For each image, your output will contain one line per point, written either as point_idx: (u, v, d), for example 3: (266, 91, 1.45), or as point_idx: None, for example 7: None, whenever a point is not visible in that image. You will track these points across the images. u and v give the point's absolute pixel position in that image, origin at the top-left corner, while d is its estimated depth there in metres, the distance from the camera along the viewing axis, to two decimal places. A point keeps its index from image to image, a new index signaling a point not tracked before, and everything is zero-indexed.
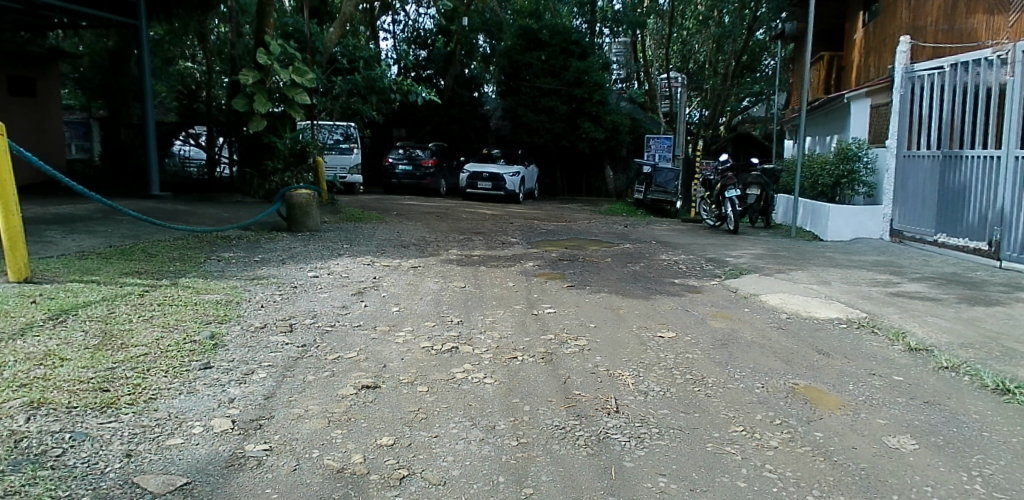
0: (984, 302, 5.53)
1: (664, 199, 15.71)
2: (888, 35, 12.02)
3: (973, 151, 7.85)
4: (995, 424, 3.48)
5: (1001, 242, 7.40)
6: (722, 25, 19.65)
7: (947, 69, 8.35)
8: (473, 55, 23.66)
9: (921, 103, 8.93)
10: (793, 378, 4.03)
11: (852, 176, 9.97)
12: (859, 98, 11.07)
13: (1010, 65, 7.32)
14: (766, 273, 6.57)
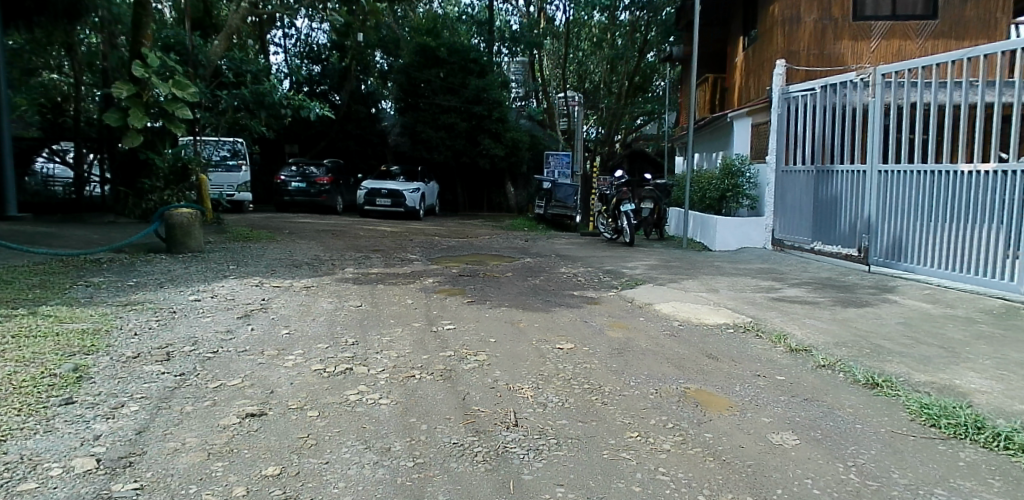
0: (855, 303, 5.96)
1: (563, 214, 15.93)
2: (768, 59, 12.41)
3: (842, 166, 8.50)
4: (867, 417, 3.78)
5: (869, 248, 8.06)
6: (615, 47, 20.70)
7: (817, 91, 9.03)
8: (370, 71, 23.26)
9: (796, 122, 9.59)
10: (684, 382, 4.15)
11: (737, 190, 10.60)
12: (741, 117, 11.77)
13: (870, 87, 8.03)
14: (660, 283, 6.79)
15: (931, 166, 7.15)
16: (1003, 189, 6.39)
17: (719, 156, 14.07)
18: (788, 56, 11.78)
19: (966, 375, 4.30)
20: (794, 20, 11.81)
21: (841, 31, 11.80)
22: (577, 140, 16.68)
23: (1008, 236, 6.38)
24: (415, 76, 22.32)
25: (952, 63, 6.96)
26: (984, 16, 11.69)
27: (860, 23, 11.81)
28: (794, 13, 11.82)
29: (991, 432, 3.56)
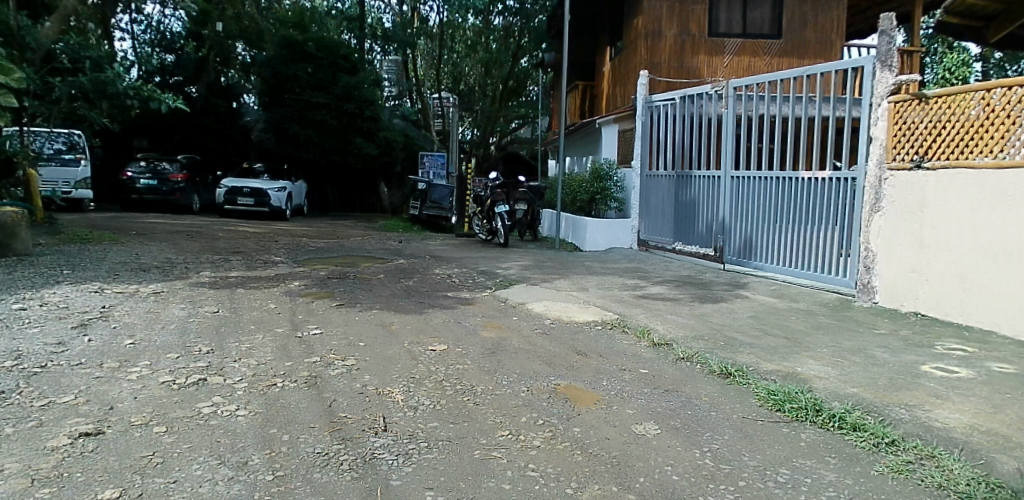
0: (711, 298, 6.39)
1: (438, 214, 15.91)
2: (633, 70, 13.14)
3: (699, 172, 9.11)
4: (721, 404, 4.05)
5: (724, 247, 8.69)
6: (489, 51, 21.47)
7: (677, 101, 9.63)
8: (230, 64, 22.47)
9: (658, 129, 10.18)
10: (555, 379, 4.24)
11: (604, 193, 11.05)
12: (608, 124, 12.31)
13: (724, 99, 8.70)
14: (532, 283, 6.92)
15: (777, 172, 7.86)
16: (837, 193, 7.15)
17: (589, 160, 14.57)
18: (650, 67, 12.64)
19: (806, 363, 4.73)
20: (656, 34, 12.63)
21: (698, 46, 12.74)
22: (451, 142, 16.69)
23: (841, 236, 7.15)
24: (282, 71, 21.19)
25: (793, 79, 7.71)
26: (821, 37, 12.89)
27: (715, 39, 12.78)
28: (656, 27, 12.64)
29: (826, 413, 3.95)
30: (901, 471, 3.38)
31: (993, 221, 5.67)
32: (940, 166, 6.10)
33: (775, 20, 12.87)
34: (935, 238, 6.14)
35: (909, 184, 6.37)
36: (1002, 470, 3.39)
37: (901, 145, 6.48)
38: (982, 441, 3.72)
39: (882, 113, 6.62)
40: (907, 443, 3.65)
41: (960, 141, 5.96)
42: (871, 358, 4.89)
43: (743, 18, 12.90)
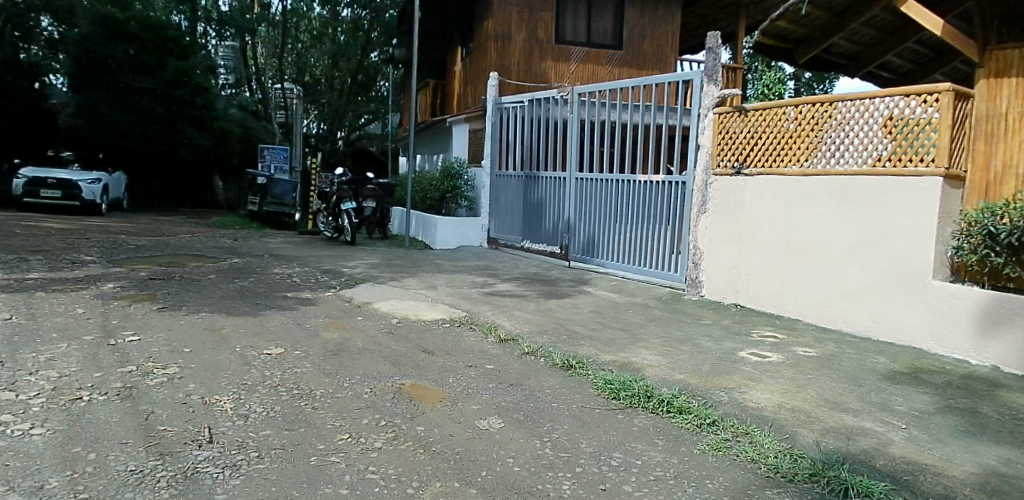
0: (555, 294, 6.64)
1: (280, 211, 15.18)
2: (483, 71, 13.37)
3: (546, 173, 9.46)
4: (563, 395, 4.20)
5: (569, 245, 9.09)
6: (336, 42, 21.57)
7: (525, 104, 9.92)
8: (31, 38, 18.99)
9: (507, 131, 10.43)
10: (400, 378, 4.18)
11: (455, 191, 11.14)
12: (458, 123, 12.28)
13: (570, 104, 9.08)
14: (379, 282, 6.79)
15: (617, 174, 8.32)
16: (670, 196, 7.69)
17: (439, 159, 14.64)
18: (500, 69, 12.98)
19: (641, 353, 5.05)
20: (506, 37, 12.98)
21: (546, 51, 13.23)
22: (296, 136, 15.92)
23: (672, 235, 7.71)
24: (96, 51, 19.01)
25: (631, 89, 8.20)
26: (658, 50, 13.85)
27: (562, 46, 13.32)
28: (506, 31, 12.99)
29: (657, 399, 4.23)
30: (720, 448, 3.71)
31: (798, 222, 6.45)
32: (757, 173, 6.81)
33: (617, 32, 13.63)
34: (752, 237, 6.87)
35: (731, 189, 7.05)
36: (802, 443, 3.86)
37: (725, 153, 7.14)
38: (787, 418, 4.20)
39: (708, 123, 7.25)
40: (725, 422, 4.01)
41: (773, 151, 6.71)
42: (698, 346, 5.32)
43: (587, 27, 13.54)
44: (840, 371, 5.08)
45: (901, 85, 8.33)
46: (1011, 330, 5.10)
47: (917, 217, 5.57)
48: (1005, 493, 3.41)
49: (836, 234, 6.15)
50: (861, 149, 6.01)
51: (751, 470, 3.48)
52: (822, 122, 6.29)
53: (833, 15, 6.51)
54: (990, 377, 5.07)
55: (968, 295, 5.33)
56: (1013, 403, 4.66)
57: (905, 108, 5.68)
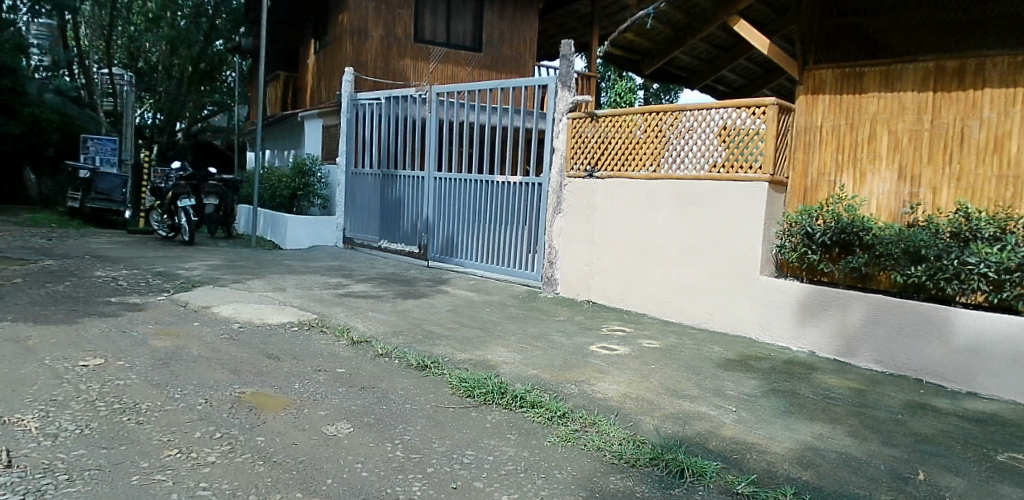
0: (411, 294, 6.62)
1: (107, 208, 13.83)
2: (337, 65, 13.00)
3: (404, 172, 9.39)
4: (416, 396, 4.17)
5: (428, 245, 9.10)
6: (177, 29, 18.89)
7: (382, 101, 9.79)
8: None
9: (363, 127, 10.25)
10: (240, 386, 3.94)
11: (307, 189, 10.74)
12: (312, 118, 11.86)
13: (428, 103, 9.06)
14: (220, 284, 6.38)
15: (476, 175, 8.40)
16: (526, 196, 7.89)
17: (291, 154, 14.02)
18: (356, 64, 12.67)
19: (497, 350, 5.13)
20: (362, 32, 12.73)
21: (404, 50, 13.11)
22: (126, 126, 14.53)
23: (529, 235, 7.93)
24: None
25: (489, 90, 8.32)
26: (516, 54, 14.22)
27: (421, 45, 13.26)
28: (362, 26, 12.73)
29: (510, 395, 4.31)
30: (569, 439, 3.84)
31: (644, 223, 6.87)
32: (607, 177, 7.17)
33: (476, 35, 13.80)
34: (603, 237, 7.21)
35: (583, 191, 7.37)
36: (644, 429, 4.09)
37: (578, 156, 7.44)
38: (631, 406, 4.44)
39: (563, 127, 7.53)
40: (575, 414, 4.16)
41: (621, 155, 7.09)
42: (551, 342, 5.49)
43: (447, 28, 13.59)
44: (680, 361, 5.46)
45: (733, 98, 9.11)
46: (826, 319, 5.80)
47: (747, 219, 6.11)
48: (816, 465, 3.83)
49: (676, 234, 6.63)
50: (698, 156, 6.50)
51: (598, 459, 3.64)
52: (665, 129, 6.73)
53: (674, 30, 6.99)
54: (808, 361, 5.71)
55: (790, 288, 5.96)
56: (825, 384, 5.25)
57: (737, 119, 6.20)
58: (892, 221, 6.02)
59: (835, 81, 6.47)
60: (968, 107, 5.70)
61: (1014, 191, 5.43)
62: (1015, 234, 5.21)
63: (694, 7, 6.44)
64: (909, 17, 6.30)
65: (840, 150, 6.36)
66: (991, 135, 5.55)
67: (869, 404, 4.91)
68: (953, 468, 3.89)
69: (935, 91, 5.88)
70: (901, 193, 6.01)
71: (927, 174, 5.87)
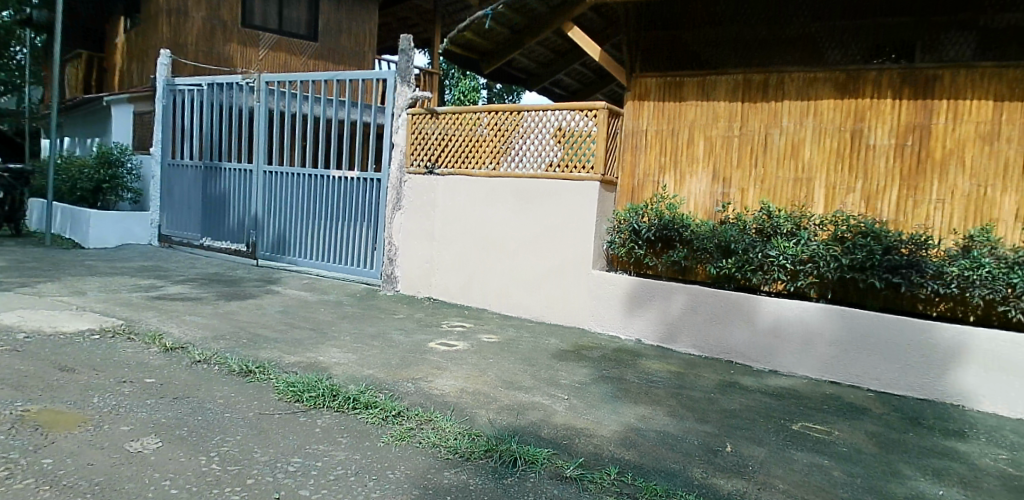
0: (237, 296, 6.27)
1: None
2: (151, 47, 11.91)
3: (230, 164, 8.84)
4: (237, 403, 3.94)
5: (257, 243, 8.67)
6: None
7: (204, 87, 9.13)
8: None
9: (182, 115, 9.50)
10: (24, 405, 3.49)
11: (114, 182, 9.81)
12: (120, 103, 10.77)
13: (255, 92, 8.58)
14: (3, 290, 5.61)
15: (311, 169, 8.09)
16: (363, 192, 7.74)
17: (94, 143, 12.65)
18: (174, 47, 11.69)
19: (328, 351, 4.99)
20: (180, 13, 11.76)
21: (230, 35, 12.31)
22: None
23: (365, 233, 7.80)
24: None
25: (325, 82, 8.03)
26: (354, 45, 13.92)
27: (249, 30, 12.53)
28: (180, 7, 11.76)
29: (342, 397, 4.20)
30: (404, 437, 3.81)
31: (483, 220, 7.00)
32: (447, 173, 7.22)
33: (311, 23, 13.29)
34: (444, 234, 7.26)
35: (422, 187, 7.38)
36: (479, 423, 4.16)
37: (418, 152, 7.43)
38: (467, 401, 4.50)
39: (401, 123, 7.49)
40: (410, 412, 4.14)
41: (461, 153, 7.18)
42: (388, 340, 5.45)
43: (279, 13, 12.95)
44: (517, 353, 5.64)
45: (569, 100, 9.52)
46: (650, 309, 6.26)
47: (579, 216, 6.44)
48: (638, 444, 4.12)
49: (510, 231, 6.84)
50: (535, 155, 6.73)
51: (433, 455, 3.64)
52: (504, 128, 6.88)
53: (513, 32, 7.11)
54: (635, 348, 6.14)
55: (618, 281, 6.36)
56: (648, 369, 5.67)
57: (571, 121, 6.51)
58: (707, 217, 6.63)
59: (659, 88, 6.96)
60: (770, 116, 6.40)
61: (807, 193, 6.21)
62: (807, 229, 5.94)
63: (530, 10, 6.64)
64: (716, 32, 6.77)
65: (663, 152, 6.88)
66: (788, 142, 6.30)
67: (686, 385, 5.36)
68: (754, 438, 4.36)
69: (743, 101, 6.54)
70: (714, 193, 6.62)
71: (736, 176, 6.52)
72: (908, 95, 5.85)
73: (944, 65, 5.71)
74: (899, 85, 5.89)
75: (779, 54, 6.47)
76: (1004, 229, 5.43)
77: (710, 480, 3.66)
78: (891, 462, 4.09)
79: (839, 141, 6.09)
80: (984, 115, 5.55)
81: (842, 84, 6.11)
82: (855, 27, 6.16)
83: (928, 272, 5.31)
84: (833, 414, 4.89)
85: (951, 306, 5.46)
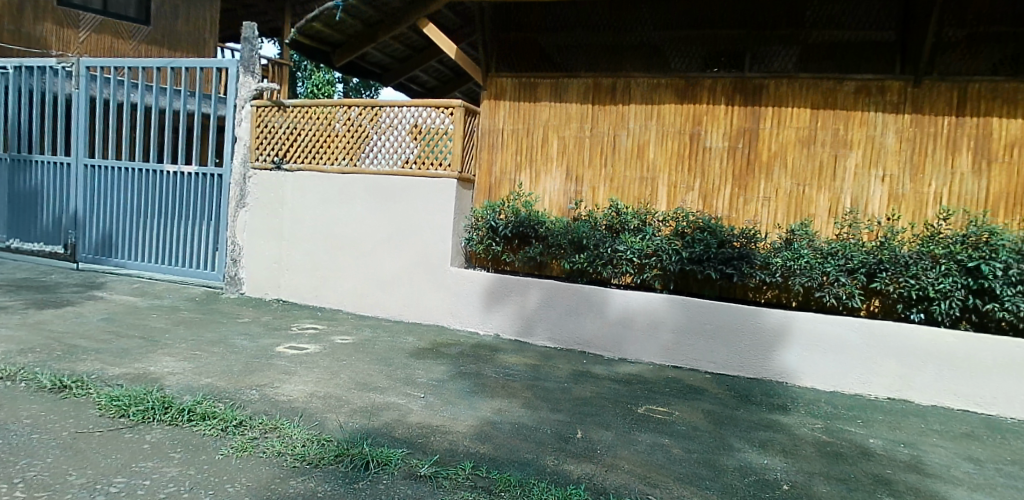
0: (53, 304, 5.68)
1: None
2: None
3: (42, 157, 7.96)
4: (48, 423, 3.58)
5: (77, 245, 7.88)
6: None
7: (8, 70, 8.13)
8: None
9: None
10: None
11: None
12: None
13: (73, 78, 7.77)
14: None
15: (142, 164, 7.49)
16: (202, 188, 7.28)
17: None
18: None
19: (160, 360, 4.68)
20: None
21: (42, 11, 10.87)
22: None
23: (205, 232, 7.33)
24: None
25: (157, 70, 7.43)
26: (193, 32, 13.18)
27: (65, 9, 11.20)
28: None
29: (175, 409, 3.92)
30: (246, 448, 3.61)
31: (336, 218, 6.82)
32: (296, 169, 6.96)
33: (142, 6, 12.33)
34: (295, 232, 6.98)
35: (269, 183, 7.06)
36: (329, 427, 4.03)
37: (264, 147, 7.10)
38: (317, 405, 4.36)
39: (246, 115, 7.12)
40: (253, 421, 3.94)
41: (312, 148, 6.95)
42: (230, 346, 5.20)
43: None
44: (373, 354, 5.57)
45: (427, 98, 9.52)
46: (507, 304, 6.40)
47: (434, 213, 6.46)
48: (493, 437, 4.20)
49: (363, 229, 6.73)
50: (390, 152, 6.66)
51: (278, 464, 3.48)
52: (358, 124, 6.75)
53: (366, 26, 6.97)
54: (492, 344, 6.25)
55: (474, 277, 6.45)
56: (506, 363, 5.80)
57: (426, 118, 6.51)
58: (561, 215, 6.89)
59: (514, 89, 7.11)
60: (618, 119, 6.75)
61: (651, 191, 6.62)
62: (652, 225, 6.37)
63: (385, 5, 6.53)
64: (569, 36, 7.09)
65: (519, 151, 7.06)
66: (635, 144, 6.69)
67: (541, 376, 5.55)
68: (603, 424, 4.60)
69: (593, 103, 6.85)
70: (568, 191, 6.89)
71: (588, 175, 6.83)
72: (739, 101, 6.40)
73: (769, 75, 6.32)
74: (732, 92, 6.42)
75: (627, 61, 6.91)
76: (819, 223, 6.13)
77: (562, 466, 3.81)
78: (724, 437, 4.47)
79: (680, 143, 6.55)
80: (803, 121, 6.21)
81: (681, 89, 6.55)
82: (695, 37, 6.68)
83: (756, 263, 5.89)
84: (675, 397, 5.26)
85: (776, 293, 6.10)
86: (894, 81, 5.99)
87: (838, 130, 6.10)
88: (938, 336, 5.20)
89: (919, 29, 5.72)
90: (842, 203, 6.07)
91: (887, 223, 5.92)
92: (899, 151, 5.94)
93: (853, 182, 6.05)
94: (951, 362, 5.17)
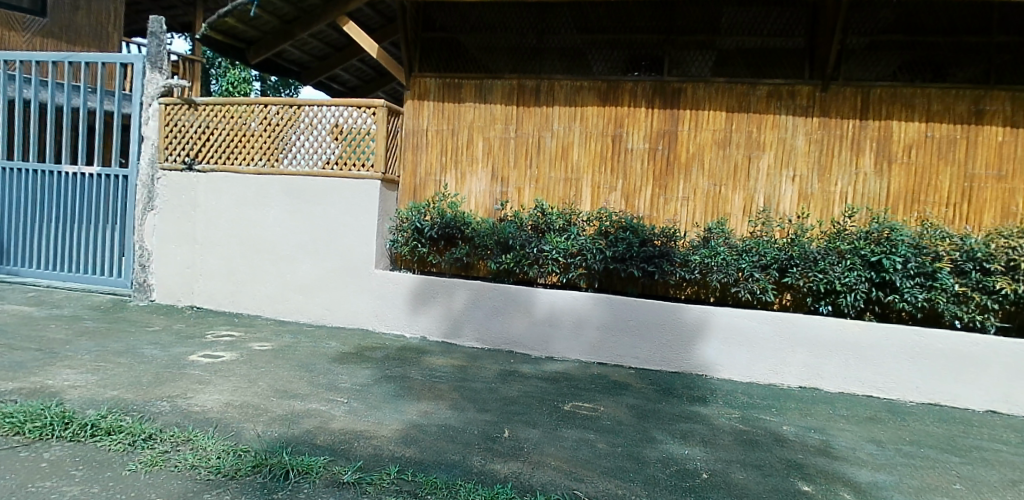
0: None
1: None
2: None
3: None
4: None
5: None
6: None
7: None
8: None
9: None
10: None
11: None
12: None
13: None
14: None
15: (39, 165, 7.09)
16: (106, 190, 6.94)
17: None
18: None
19: (59, 373, 4.41)
20: None
21: None
22: None
23: (108, 237, 6.98)
24: None
25: (53, 65, 7.00)
26: (95, 26, 12.49)
27: None
28: None
29: (77, 424, 3.70)
30: (156, 462, 3.44)
31: (254, 220, 6.60)
32: (209, 170, 6.69)
33: None
34: (210, 236, 6.71)
35: (180, 184, 6.75)
36: (246, 437, 3.90)
37: (173, 147, 6.80)
38: (233, 415, 4.20)
39: (153, 113, 6.80)
40: (163, 434, 3.76)
41: (225, 148, 6.70)
42: (138, 356, 4.96)
43: None
44: (293, 360, 5.42)
45: (347, 97, 9.35)
46: (433, 306, 6.37)
47: (356, 215, 6.36)
48: (419, 440, 4.18)
49: (280, 232, 6.55)
50: (310, 152, 6.51)
51: (190, 478, 3.33)
52: (276, 123, 6.56)
53: (283, 23, 6.78)
54: (419, 346, 6.20)
55: (398, 280, 6.39)
56: (432, 365, 5.77)
57: (348, 117, 6.40)
58: (487, 215, 6.92)
59: (437, 89, 7.07)
60: (543, 120, 6.83)
61: (575, 191, 6.74)
62: (576, 225, 6.46)
63: (303, 1, 6.37)
64: (493, 38, 7.14)
65: (444, 152, 7.03)
66: (560, 145, 6.79)
67: (468, 377, 5.55)
68: (530, 422, 4.65)
69: (517, 105, 6.90)
70: (494, 192, 6.93)
71: (513, 176, 6.88)
72: (658, 104, 6.59)
73: (686, 79, 6.52)
74: (651, 95, 6.60)
75: (549, 64, 7.04)
76: (734, 222, 6.41)
77: (488, 466, 3.83)
78: (647, 430, 4.61)
79: (602, 144, 6.69)
80: (718, 124, 6.46)
81: (604, 92, 6.69)
82: (617, 42, 6.85)
83: (676, 260, 6.10)
84: (600, 392, 5.38)
85: (695, 290, 6.35)
86: (803, 86, 6.30)
87: (751, 132, 6.38)
88: (845, 326, 5.54)
89: (825, 37, 6.05)
90: (755, 202, 6.37)
91: (797, 221, 6.24)
92: (808, 152, 6.28)
93: (766, 182, 6.35)
94: (856, 351, 5.52)
